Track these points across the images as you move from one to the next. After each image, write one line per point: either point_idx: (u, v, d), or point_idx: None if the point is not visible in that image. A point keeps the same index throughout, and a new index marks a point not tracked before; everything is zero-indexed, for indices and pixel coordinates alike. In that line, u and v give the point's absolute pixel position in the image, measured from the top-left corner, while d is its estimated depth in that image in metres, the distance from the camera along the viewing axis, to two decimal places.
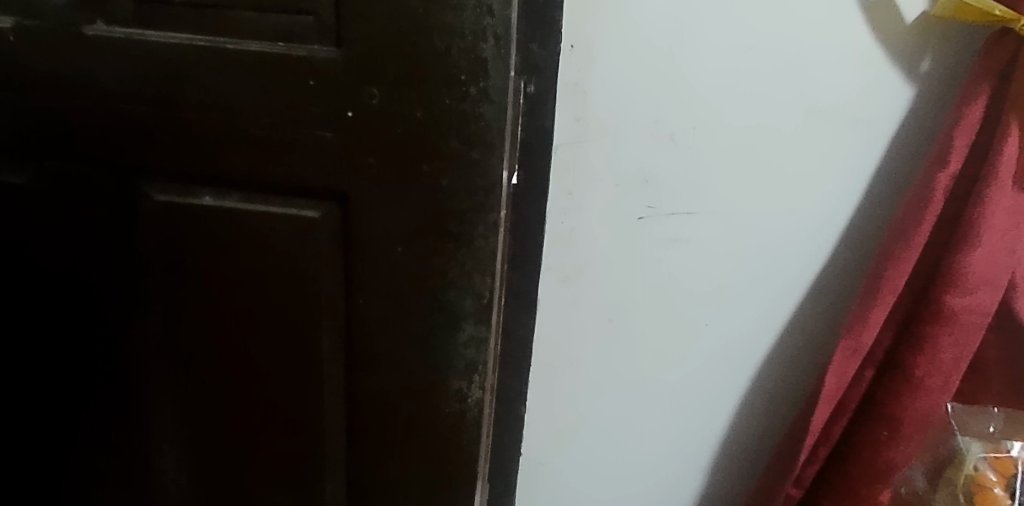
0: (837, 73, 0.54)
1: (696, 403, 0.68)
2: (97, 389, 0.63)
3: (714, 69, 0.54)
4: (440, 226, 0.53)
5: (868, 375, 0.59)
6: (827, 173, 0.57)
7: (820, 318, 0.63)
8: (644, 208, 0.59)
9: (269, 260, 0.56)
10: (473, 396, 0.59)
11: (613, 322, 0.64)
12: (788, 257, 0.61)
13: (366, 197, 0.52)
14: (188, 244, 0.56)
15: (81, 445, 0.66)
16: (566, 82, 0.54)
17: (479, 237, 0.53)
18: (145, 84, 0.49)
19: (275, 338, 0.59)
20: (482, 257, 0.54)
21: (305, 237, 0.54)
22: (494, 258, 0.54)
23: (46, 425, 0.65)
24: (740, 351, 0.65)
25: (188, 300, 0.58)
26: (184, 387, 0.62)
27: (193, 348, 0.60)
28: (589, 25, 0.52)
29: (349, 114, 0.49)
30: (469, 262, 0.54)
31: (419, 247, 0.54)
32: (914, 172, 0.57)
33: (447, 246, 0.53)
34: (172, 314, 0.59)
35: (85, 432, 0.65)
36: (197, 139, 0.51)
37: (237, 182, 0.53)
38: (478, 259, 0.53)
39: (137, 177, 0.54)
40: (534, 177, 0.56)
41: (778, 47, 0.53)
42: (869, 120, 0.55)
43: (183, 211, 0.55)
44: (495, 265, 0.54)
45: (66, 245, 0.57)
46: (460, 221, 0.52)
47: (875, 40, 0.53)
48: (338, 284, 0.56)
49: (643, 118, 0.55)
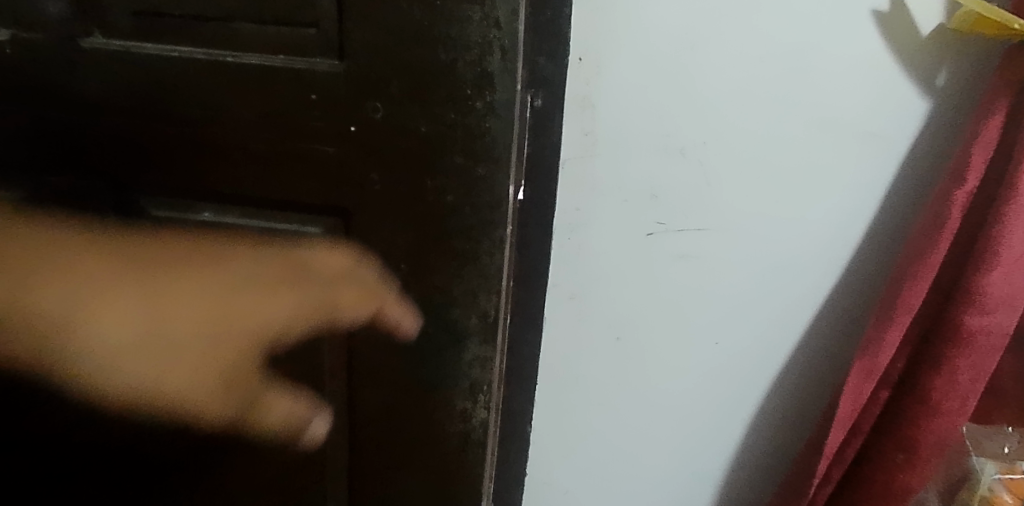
0: (850, 87, 0.53)
1: (704, 421, 0.66)
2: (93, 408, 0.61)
3: (726, 80, 0.52)
4: (444, 242, 0.51)
5: (884, 396, 0.57)
6: (840, 189, 0.56)
7: (833, 337, 0.61)
8: (654, 224, 0.57)
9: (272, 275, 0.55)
10: (478, 416, 0.57)
11: (621, 341, 0.63)
12: (798, 274, 0.59)
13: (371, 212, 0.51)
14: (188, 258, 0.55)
15: (82, 466, 0.64)
16: (574, 96, 0.53)
17: (484, 254, 0.51)
18: (145, 99, 0.48)
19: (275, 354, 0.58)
20: (487, 274, 0.52)
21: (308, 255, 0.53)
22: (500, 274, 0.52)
23: (48, 446, 0.64)
24: (748, 369, 0.64)
25: (190, 318, 0.57)
26: (184, 410, 0.60)
27: (194, 365, 0.59)
28: (597, 37, 0.51)
29: (352, 128, 0.47)
30: (474, 280, 0.52)
31: (423, 265, 0.52)
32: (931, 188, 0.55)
33: (453, 263, 0.52)
34: (171, 331, 0.57)
35: (87, 454, 0.64)
36: (198, 155, 0.50)
37: (234, 197, 0.52)
38: (484, 276, 0.52)
39: (134, 192, 0.53)
40: (541, 191, 0.55)
41: (792, 58, 0.52)
42: (883, 135, 0.54)
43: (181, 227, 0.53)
44: (501, 283, 0.53)
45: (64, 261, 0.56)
46: (465, 238, 0.51)
47: (888, 53, 0.52)
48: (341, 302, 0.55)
49: (653, 131, 0.54)
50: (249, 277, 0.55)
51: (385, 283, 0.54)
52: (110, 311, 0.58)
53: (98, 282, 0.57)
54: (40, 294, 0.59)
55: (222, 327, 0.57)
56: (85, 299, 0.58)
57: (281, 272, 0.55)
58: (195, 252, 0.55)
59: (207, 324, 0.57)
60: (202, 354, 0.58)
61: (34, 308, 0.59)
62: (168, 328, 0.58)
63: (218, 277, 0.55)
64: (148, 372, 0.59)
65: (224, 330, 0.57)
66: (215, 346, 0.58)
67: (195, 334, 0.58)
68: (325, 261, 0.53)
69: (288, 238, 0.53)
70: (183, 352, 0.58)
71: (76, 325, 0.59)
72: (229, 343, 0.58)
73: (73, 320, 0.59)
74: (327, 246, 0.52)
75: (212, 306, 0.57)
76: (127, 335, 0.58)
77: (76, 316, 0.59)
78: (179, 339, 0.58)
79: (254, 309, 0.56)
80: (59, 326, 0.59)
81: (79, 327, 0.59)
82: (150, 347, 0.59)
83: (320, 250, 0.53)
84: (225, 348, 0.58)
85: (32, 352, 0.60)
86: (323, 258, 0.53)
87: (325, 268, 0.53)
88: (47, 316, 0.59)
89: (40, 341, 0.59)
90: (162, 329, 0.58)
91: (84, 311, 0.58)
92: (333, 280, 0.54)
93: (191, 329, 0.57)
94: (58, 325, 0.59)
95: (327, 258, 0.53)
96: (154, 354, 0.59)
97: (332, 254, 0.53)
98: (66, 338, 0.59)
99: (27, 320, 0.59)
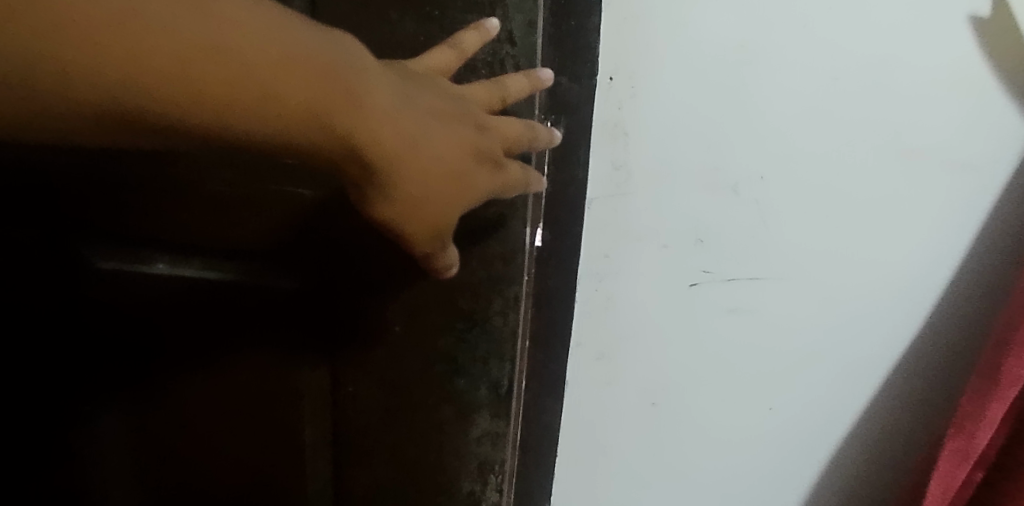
0: (940, 110, 0.43)
1: (757, 494, 0.57)
2: (52, 469, 0.57)
3: (790, 102, 0.43)
4: (449, 303, 0.45)
5: (978, 478, 0.47)
6: (921, 230, 0.47)
7: (909, 401, 0.52)
8: (698, 272, 0.48)
9: (243, 335, 0.49)
10: (489, 499, 0.49)
11: (658, 407, 0.53)
12: (871, 330, 0.50)
13: (344, 267, 0.44)
14: (150, 314, 0.49)
15: None
16: (603, 123, 0.43)
17: (496, 316, 0.44)
18: (100, 171, 0.45)
19: (254, 424, 0.51)
20: (500, 338, 0.45)
21: (285, 316, 0.47)
22: (514, 338, 0.45)
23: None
24: (807, 438, 0.54)
25: (153, 375, 0.52)
26: (146, 466, 0.55)
27: (138, 425, 0.54)
28: (631, 52, 0.41)
29: (306, 192, 0.43)
30: (486, 345, 0.45)
31: (419, 330, 0.46)
32: None
33: (457, 327, 0.45)
34: (128, 387, 0.52)
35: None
36: (161, 204, 0.45)
37: (170, 245, 0.46)
38: (496, 341, 0.45)
39: (40, 239, 0.48)
40: (561, 235, 0.45)
41: (871, 76, 0.42)
42: (976, 166, 0.45)
43: (138, 281, 0.48)
44: (516, 349, 0.45)
45: (13, 295, 0.51)
46: (472, 296, 0.44)
47: (987, 66, 0.42)
48: (320, 376, 0.49)
49: (700, 164, 0.45)
50: (451, 105, 0.33)
51: (537, 143, 0.37)
52: (375, 103, 0.28)
53: (350, 74, 0.28)
54: (260, 44, 0.26)
55: (440, 179, 0.32)
56: (289, 81, 0.26)
57: (470, 100, 0.35)
58: (411, 78, 0.32)
59: (447, 146, 0.31)
60: (426, 184, 0.31)
61: (218, 49, 0.25)
62: (403, 110, 0.30)
63: (436, 123, 0.31)
64: (420, 205, 0.32)
65: (451, 183, 0.32)
66: (436, 184, 0.31)
67: (429, 179, 0.31)
68: (515, 91, 0.36)
69: (473, 91, 0.35)
70: (399, 171, 0.30)
71: (319, 107, 0.27)
72: (452, 190, 0.32)
73: (280, 76, 0.26)
74: (495, 94, 0.36)
75: (455, 147, 0.32)
76: (375, 122, 0.28)
77: (246, 46, 0.25)
78: (420, 142, 0.30)
79: (470, 140, 0.33)
80: (256, 110, 0.26)
81: (347, 78, 0.27)
82: (406, 153, 0.30)
83: (501, 80, 0.36)
84: (445, 174, 0.32)
85: (80, 66, 0.23)
86: (489, 100, 0.35)
87: (497, 131, 0.34)
88: (269, 61, 0.26)
89: (134, 75, 0.24)
90: (399, 126, 0.29)
91: (283, 53, 0.26)
92: (501, 145, 0.35)
93: (432, 132, 0.31)
94: (224, 56, 0.25)
95: (502, 122, 0.35)
96: (406, 155, 0.30)
97: (524, 79, 0.36)
98: (196, 88, 0.25)
99: (196, 46, 0.24)
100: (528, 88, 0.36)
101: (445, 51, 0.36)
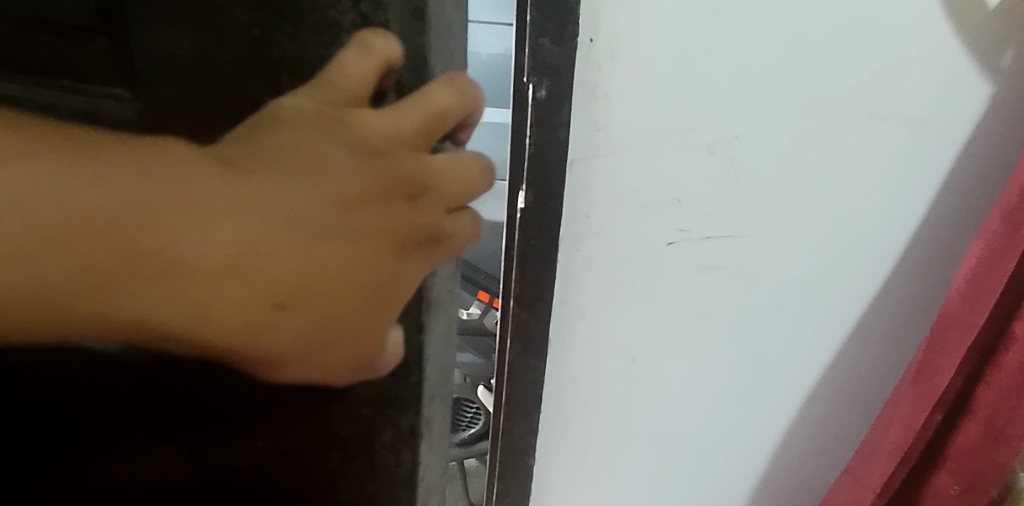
0: (907, 70, 0.45)
1: (730, 454, 0.61)
2: None
3: (764, 65, 0.44)
4: (322, 425, 0.39)
5: (936, 420, 0.48)
6: (886, 186, 0.49)
7: (869, 348, 0.56)
8: (675, 231, 0.49)
9: (132, 460, 0.39)
10: None
11: (636, 363, 0.55)
12: (831, 289, 0.53)
13: (201, 394, 0.36)
14: None
15: None
16: (580, 84, 0.44)
17: (387, 451, 0.42)
18: None
19: None
20: (393, 475, 0.43)
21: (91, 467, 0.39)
22: (410, 480, 0.43)
23: None
24: (776, 389, 0.57)
25: None
26: None
27: None
28: (612, 13, 0.42)
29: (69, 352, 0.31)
30: (374, 484, 0.43)
31: (290, 446, 0.40)
32: (998, 173, 0.48)
33: (337, 457, 0.41)
34: None
35: None
36: None
37: None
38: (387, 482, 0.43)
39: None
40: (545, 196, 0.45)
41: (839, 39, 0.44)
42: (936, 125, 0.47)
43: None
44: (416, 487, 0.44)
45: None
46: (353, 423, 0.40)
47: (951, 29, 0.44)
48: None
49: (678, 125, 0.46)
50: (365, 188, 0.31)
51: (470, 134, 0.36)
52: (232, 261, 0.28)
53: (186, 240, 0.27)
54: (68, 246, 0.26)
55: (330, 310, 0.31)
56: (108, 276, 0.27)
57: (396, 144, 0.32)
58: (311, 147, 0.30)
59: (343, 266, 0.31)
60: (328, 313, 0.31)
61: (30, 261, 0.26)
62: (282, 242, 0.29)
63: (317, 253, 0.30)
64: (329, 334, 0.32)
65: (362, 297, 0.32)
66: (330, 318, 0.31)
67: (331, 306, 0.31)
68: (446, 103, 0.33)
69: (418, 111, 0.32)
70: (273, 319, 0.30)
71: (144, 290, 0.27)
72: (363, 304, 0.32)
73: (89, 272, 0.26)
74: (453, 99, 0.33)
75: (352, 262, 0.31)
76: (229, 285, 0.28)
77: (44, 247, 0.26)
78: (306, 276, 0.30)
79: (385, 227, 0.32)
80: (48, 291, 0.26)
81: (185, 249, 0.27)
82: (264, 299, 0.29)
83: (451, 84, 0.33)
84: (346, 297, 0.31)
85: None
86: (444, 114, 0.33)
87: (439, 180, 0.33)
88: (60, 220, 0.26)
89: None
90: (265, 273, 0.29)
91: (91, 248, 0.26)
92: (440, 204, 0.34)
93: (305, 257, 0.30)
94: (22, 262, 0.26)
95: (447, 167, 0.34)
96: (292, 299, 0.30)
97: (452, 89, 0.33)
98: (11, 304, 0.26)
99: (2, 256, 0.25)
100: (457, 98, 0.33)
101: (353, 56, 0.32)
